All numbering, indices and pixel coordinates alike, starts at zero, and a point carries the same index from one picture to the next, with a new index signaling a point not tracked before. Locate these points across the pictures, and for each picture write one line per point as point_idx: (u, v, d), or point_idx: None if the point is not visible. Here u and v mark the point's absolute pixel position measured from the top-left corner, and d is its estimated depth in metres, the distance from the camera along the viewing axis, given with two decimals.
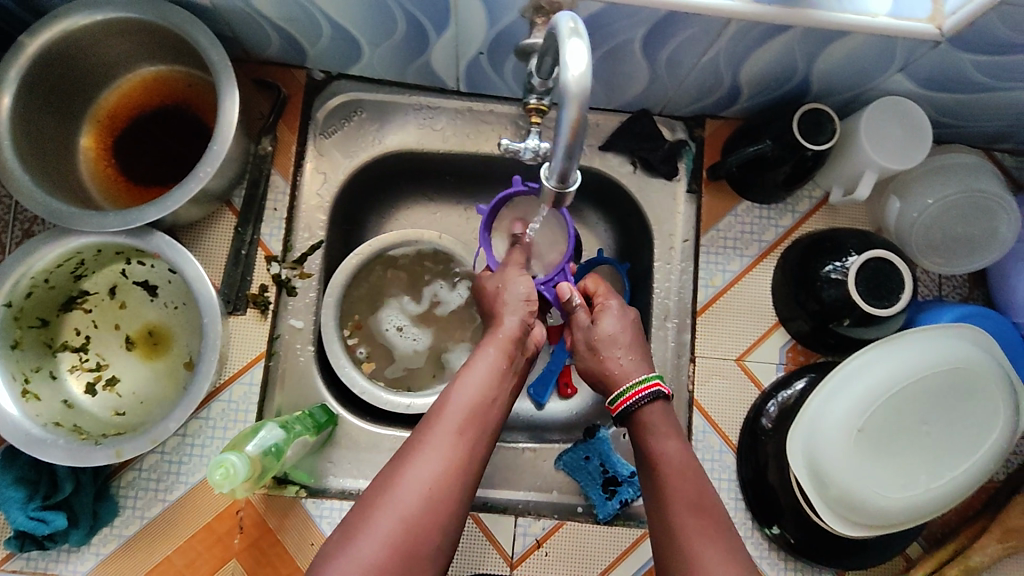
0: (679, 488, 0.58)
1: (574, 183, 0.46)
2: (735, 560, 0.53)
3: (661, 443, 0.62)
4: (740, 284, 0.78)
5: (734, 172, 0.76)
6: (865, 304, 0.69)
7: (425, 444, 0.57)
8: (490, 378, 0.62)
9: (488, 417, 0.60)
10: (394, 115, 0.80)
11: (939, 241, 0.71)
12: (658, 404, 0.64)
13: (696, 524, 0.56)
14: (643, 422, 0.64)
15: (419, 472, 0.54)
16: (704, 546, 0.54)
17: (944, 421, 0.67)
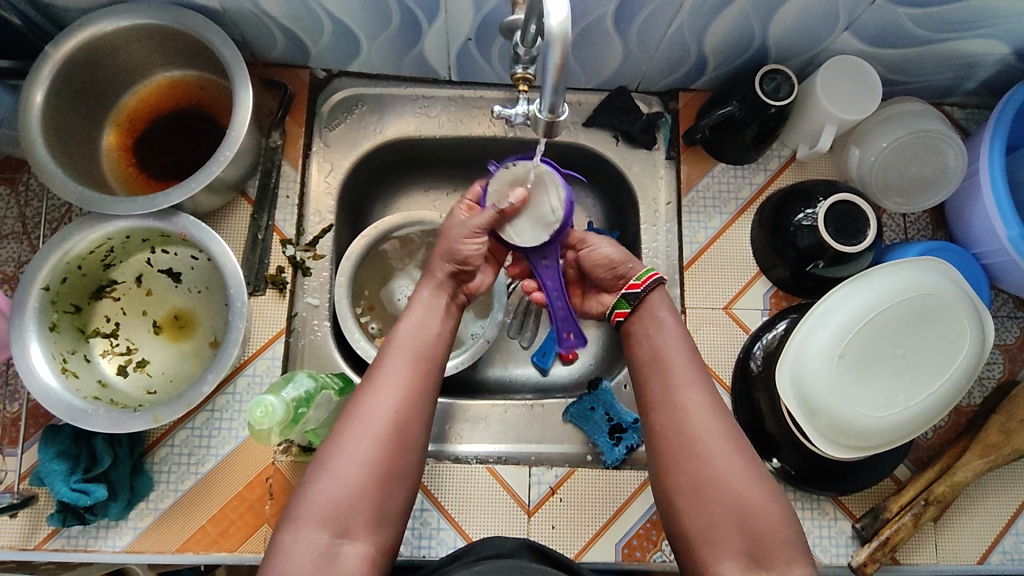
0: (719, 440, 0.61)
1: (563, 113, 0.54)
2: (732, 443, 0.62)
3: (691, 395, 0.64)
4: (722, 239, 0.84)
5: (707, 137, 0.83)
6: (836, 243, 0.75)
7: (381, 381, 0.64)
8: (429, 315, 0.69)
9: (433, 349, 0.68)
10: (392, 106, 0.87)
11: (897, 182, 0.78)
12: (660, 295, 0.70)
13: (698, 413, 0.63)
14: (651, 305, 0.70)
15: (384, 398, 0.62)
16: (713, 440, 0.61)
17: (915, 342, 0.73)
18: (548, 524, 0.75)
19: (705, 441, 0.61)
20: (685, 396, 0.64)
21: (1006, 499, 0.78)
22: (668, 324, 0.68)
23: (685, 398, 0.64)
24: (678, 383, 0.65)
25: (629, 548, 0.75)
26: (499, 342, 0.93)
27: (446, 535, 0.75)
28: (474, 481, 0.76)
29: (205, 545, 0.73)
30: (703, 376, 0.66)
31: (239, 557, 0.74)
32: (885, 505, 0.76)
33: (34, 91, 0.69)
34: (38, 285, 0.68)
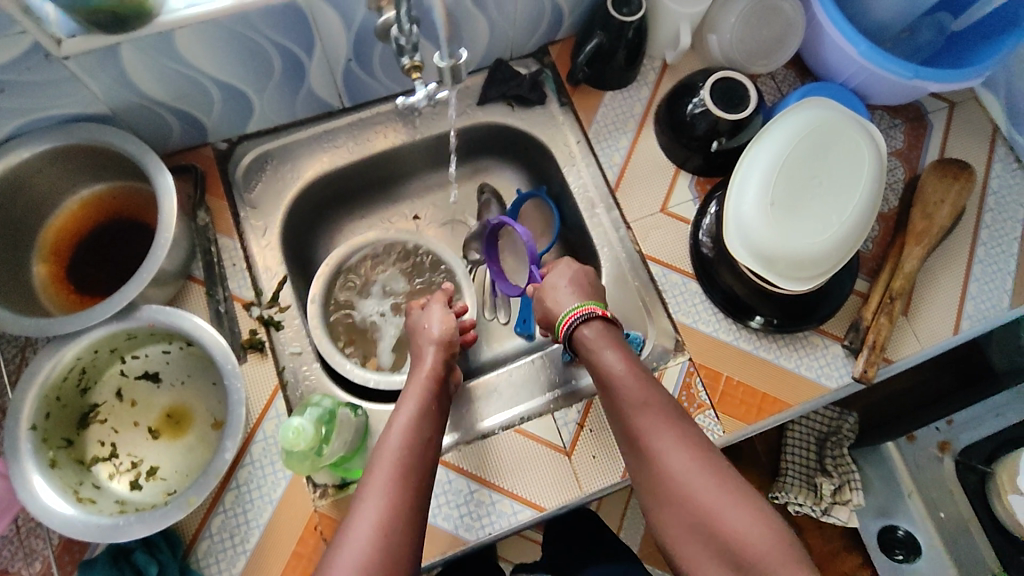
0: (675, 452, 0.61)
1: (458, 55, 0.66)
2: (697, 459, 0.60)
3: (654, 434, 0.62)
4: (635, 154, 0.92)
5: (588, 73, 0.91)
6: (727, 114, 0.83)
7: (370, 484, 0.60)
8: (410, 418, 0.67)
9: (422, 452, 0.64)
10: (301, 150, 0.90)
11: (753, 47, 0.89)
12: (600, 327, 0.71)
13: (665, 446, 0.61)
14: (587, 339, 0.70)
15: (365, 518, 0.57)
16: (684, 468, 0.60)
17: (827, 171, 0.81)
18: (589, 456, 0.78)
19: (663, 456, 0.61)
20: (648, 432, 0.63)
21: (951, 273, 0.88)
22: (610, 358, 0.68)
23: (658, 445, 0.62)
24: (641, 423, 0.63)
25: None
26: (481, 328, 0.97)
27: (502, 505, 0.75)
28: (509, 447, 0.78)
29: None
30: (654, 394, 0.65)
31: None
32: (862, 317, 0.84)
33: None
34: (24, 425, 0.67)
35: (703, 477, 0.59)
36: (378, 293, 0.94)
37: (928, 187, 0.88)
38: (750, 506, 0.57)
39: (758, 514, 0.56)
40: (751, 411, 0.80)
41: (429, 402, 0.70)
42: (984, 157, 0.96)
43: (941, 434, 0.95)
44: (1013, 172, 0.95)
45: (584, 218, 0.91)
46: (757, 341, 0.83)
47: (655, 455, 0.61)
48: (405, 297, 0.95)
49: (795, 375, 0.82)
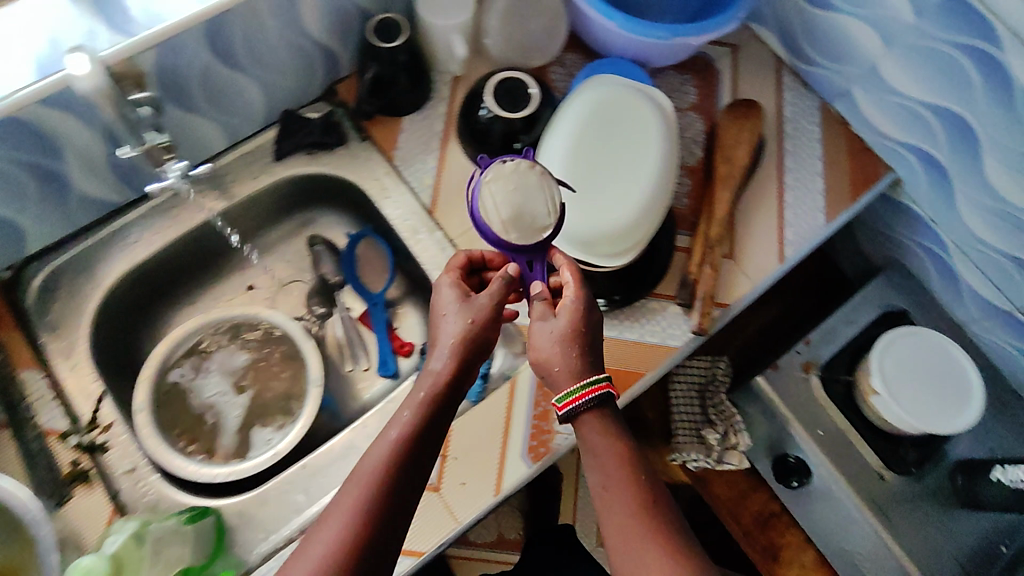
0: (654, 568, 0.57)
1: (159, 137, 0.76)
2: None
3: (619, 494, 0.62)
4: (445, 171, 0.90)
5: (375, 103, 0.90)
6: (512, 113, 0.85)
7: (348, 492, 0.57)
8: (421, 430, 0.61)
9: (407, 490, 0.58)
10: (98, 257, 0.85)
11: (523, 40, 0.92)
12: (587, 422, 0.64)
13: (640, 555, 0.58)
14: (583, 422, 0.64)
15: (301, 569, 0.53)
16: None
17: (617, 144, 0.83)
18: (456, 485, 0.76)
19: (641, 566, 0.58)
20: (632, 535, 0.59)
21: (765, 207, 0.91)
22: (603, 446, 0.63)
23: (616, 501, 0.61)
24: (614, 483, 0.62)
25: (534, 449, 0.77)
26: (343, 380, 0.96)
27: None
28: None
29: None
30: (647, 500, 0.61)
31: None
32: (688, 272, 0.86)
33: None
34: None
35: None
36: (217, 373, 0.90)
37: (725, 135, 0.92)
38: None
39: None
40: None
41: (439, 410, 0.62)
42: (773, 90, 1.00)
43: (802, 355, 0.98)
44: (802, 97, 1.00)
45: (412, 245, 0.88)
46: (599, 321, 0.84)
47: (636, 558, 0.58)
48: (248, 371, 0.91)
49: (642, 344, 0.83)
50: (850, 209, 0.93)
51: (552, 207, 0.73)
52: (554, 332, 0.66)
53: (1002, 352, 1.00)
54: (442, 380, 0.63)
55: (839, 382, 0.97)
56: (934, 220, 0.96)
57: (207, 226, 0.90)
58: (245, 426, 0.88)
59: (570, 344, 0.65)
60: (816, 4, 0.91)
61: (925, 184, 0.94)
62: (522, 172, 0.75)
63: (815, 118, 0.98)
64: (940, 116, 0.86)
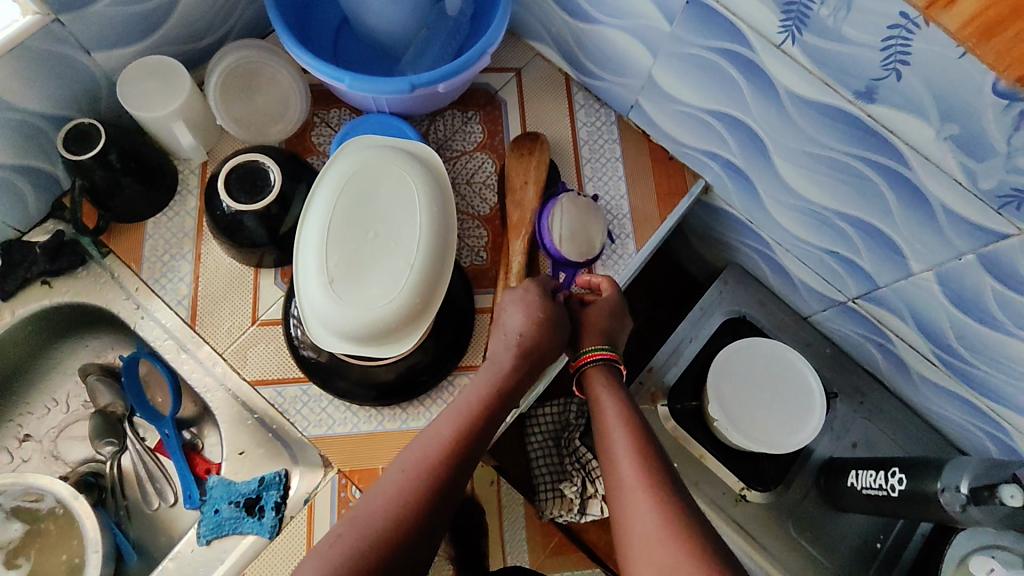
0: (643, 508, 0.57)
1: None
2: (664, 518, 0.56)
3: (625, 455, 0.61)
4: (203, 276, 0.79)
5: (105, 214, 0.79)
6: (256, 205, 0.74)
7: (390, 482, 0.59)
8: (445, 422, 0.63)
9: (435, 484, 0.59)
10: None
11: (263, 111, 0.83)
12: (598, 372, 0.68)
13: (630, 493, 0.59)
14: (591, 383, 0.68)
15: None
16: (645, 521, 0.57)
17: (380, 215, 0.74)
18: None
19: (636, 508, 0.58)
20: (625, 481, 0.60)
21: None
22: (608, 401, 0.66)
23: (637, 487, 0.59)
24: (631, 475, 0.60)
25: None
26: (148, 523, 0.83)
27: None
28: None
29: None
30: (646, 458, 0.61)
31: None
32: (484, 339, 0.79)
33: None
34: None
35: (658, 557, 0.54)
36: None
37: (511, 174, 0.84)
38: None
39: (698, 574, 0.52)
40: None
41: (442, 458, 0.60)
42: (565, 112, 0.92)
43: (648, 386, 0.92)
44: (596, 113, 0.92)
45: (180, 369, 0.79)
46: (402, 414, 0.76)
47: (623, 512, 0.58)
48: (23, 542, 0.79)
49: None
50: (659, 229, 0.87)
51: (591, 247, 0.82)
52: (599, 310, 0.72)
53: (852, 342, 0.93)
54: (448, 434, 0.62)
55: (685, 409, 0.91)
56: (751, 220, 0.89)
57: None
58: None
59: (605, 313, 0.72)
60: (578, 17, 0.83)
61: (733, 188, 0.87)
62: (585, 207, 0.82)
63: (611, 134, 0.91)
64: (722, 121, 0.79)
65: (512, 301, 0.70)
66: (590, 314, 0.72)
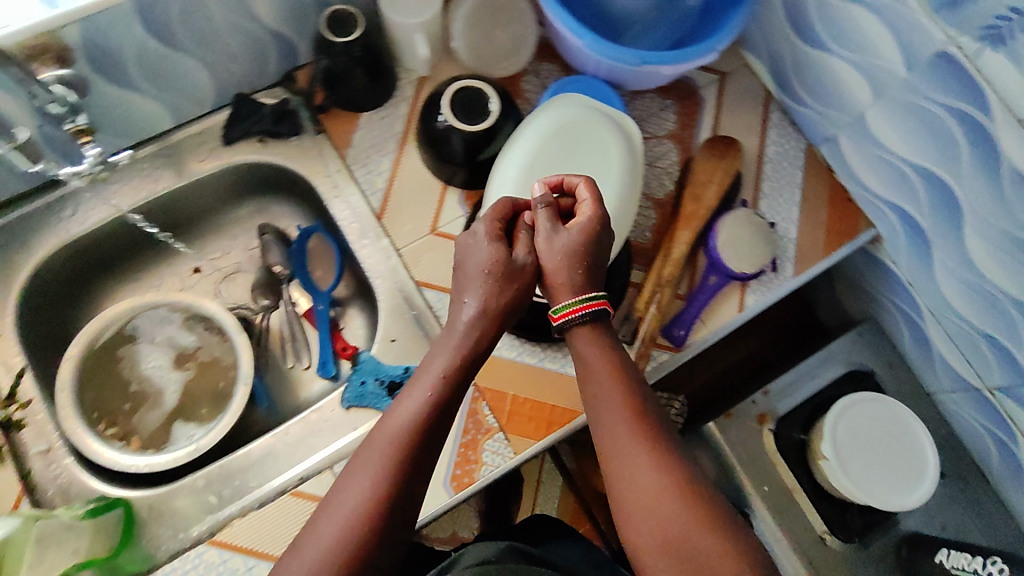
0: (643, 466, 0.58)
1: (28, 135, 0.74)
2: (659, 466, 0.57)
3: (617, 417, 0.61)
4: (399, 176, 0.87)
5: (332, 97, 0.86)
6: (468, 125, 0.81)
7: (360, 465, 0.58)
8: (425, 383, 0.62)
9: (410, 461, 0.58)
10: (30, 227, 0.83)
11: (495, 51, 0.89)
12: (582, 331, 0.65)
13: (636, 452, 0.59)
14: (582, 332, 0.65)
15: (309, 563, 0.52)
16: (645, 475, 0.57)
17: (578, 170, 0.78)
18: None
19: (638, 467, 0.58)
20: (624, 445, 0.59)
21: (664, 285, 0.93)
22: (596, 355, 0.64)
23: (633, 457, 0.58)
24: (625, 443, 0.59)
25: (457, 479, 0.76)
26: (282, 377, 0.92)
27: None
28: (283, 513, 0.73)
29: None
30: (631, 404, 0.61)
31: None
32: (631, 309, 0.82)
33: None
34: None
35: (661, 508, 0.55)
36: (159, 345, 0.85)
37: (698, 170, 0.86)
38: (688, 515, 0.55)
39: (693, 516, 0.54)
40: (540, 427, 0.78)
41: (411, 436, 0.59)
42: (758, 126, 0.94)
43: (759, 406, 0.94)
44: (787, 136, 0.94)
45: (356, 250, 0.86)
46: (541, 353, 0.81)
47: (620, 471, 0.59)
48: (193, 352, 0.85)
49: None
50: (820, 263, 0.89)
51: (757, 259, 0.84)
52: (563, 245, 0.66)
53: (971, 429, 0.93)
54: (430, 399, 0.61)
55: (788, 438, 0.93)
56: (911, 282, 0.90)
57: (115, 224, 0.87)
58: (185, 403, 0.84)
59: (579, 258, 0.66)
60: (808, 41, 0.85)
61: (904, 247, 0.88)
62: (756, 224, 0.85)
63: (797, 160, 0.93)
64: (922, 177, 0.80)
65: (461, 261, 0.68)
66: (545, 244, 0.66)
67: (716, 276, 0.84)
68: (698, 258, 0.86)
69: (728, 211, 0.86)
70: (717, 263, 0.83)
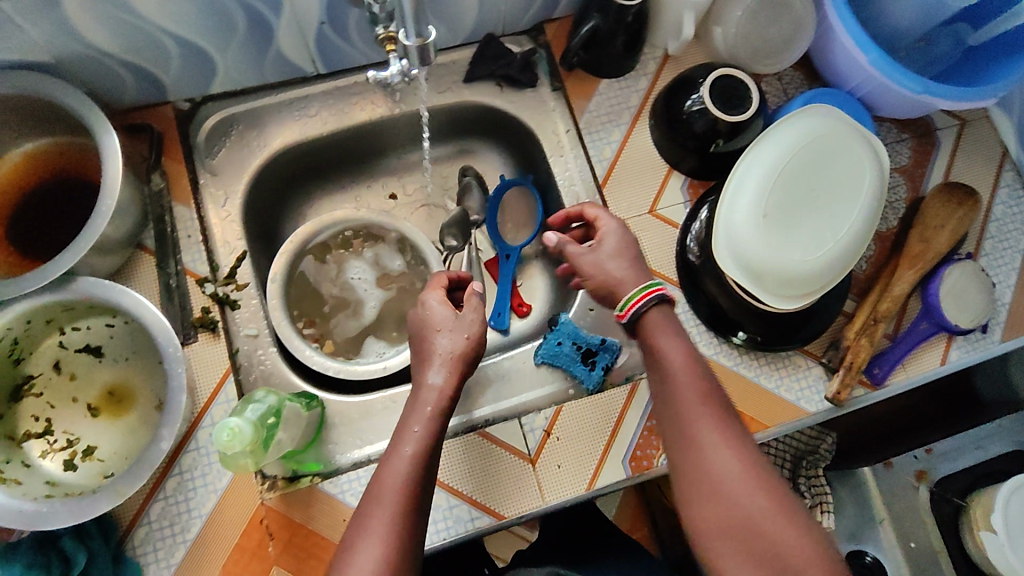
0: (723, 453, 0.56)
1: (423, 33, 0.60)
2: (741, 454, 0.56)
3: (699, 401, 0.59)
4: (627, 149, 0.86)
5: (583, 57, 0.85)
6: (726, 116, 0.78)
7: (376, 509, 0.57)
8: (413, 419, 0.63)
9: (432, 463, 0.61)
10: (270, 117, 0.84)
11: (759, 46, 0.82)
12: (653, 314, 0.64)
13: (714, 441, 0.57)
14: (651, 323, 0.64)
15: (369, 546, 0.54)
16: (727, 464, 0.55)
17: (824, 185, 0.77)
18: (553, 465, 0.76)
19: (711, 455, 0.56)
20: (702, 433, 0.57)
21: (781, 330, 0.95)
22: (670, 347, 0.62)
23: (711, 441, 0.57)
24: (700, 431, 0.57)
25: (636, 460, 0.76)
26: None
27: (460, 509, 0.73)
28: (469, 449, 0.76)
29: None
30: (711, 396, 0.59)
31: None
32: (838, 337, 0.81)
33: None
34: None
35: (748, 487, 0.54)
36: (368, 261, 0.89)
37: (930, 212, 0.84)
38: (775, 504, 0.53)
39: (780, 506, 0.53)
40: None
41: (427, 446, 0.61)
42: (991, 182, 0.90)
43: (918, 462, 0.94)
44: (1020, 198, 0.90)
45: None
46: (738, 357, 0.81)
47: (695, 461, 0.57)
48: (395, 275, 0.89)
49: (775, 396, 0.80)
50: None
51: (975, 316, 0.82)
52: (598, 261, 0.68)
53: None
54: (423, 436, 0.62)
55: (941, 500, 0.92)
56: None
57: (361, 131, 0.88)
58: (379, 321, 0.87)
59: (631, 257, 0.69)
60: None
61: None
62: (980, 281, 0.82)
63: None
64: None
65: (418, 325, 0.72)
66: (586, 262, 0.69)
67: (928, 325, 0.82)
68: (910, 303, 0.84)
69: (953, 259, 0.83)
70: (933, 312, 0.81)
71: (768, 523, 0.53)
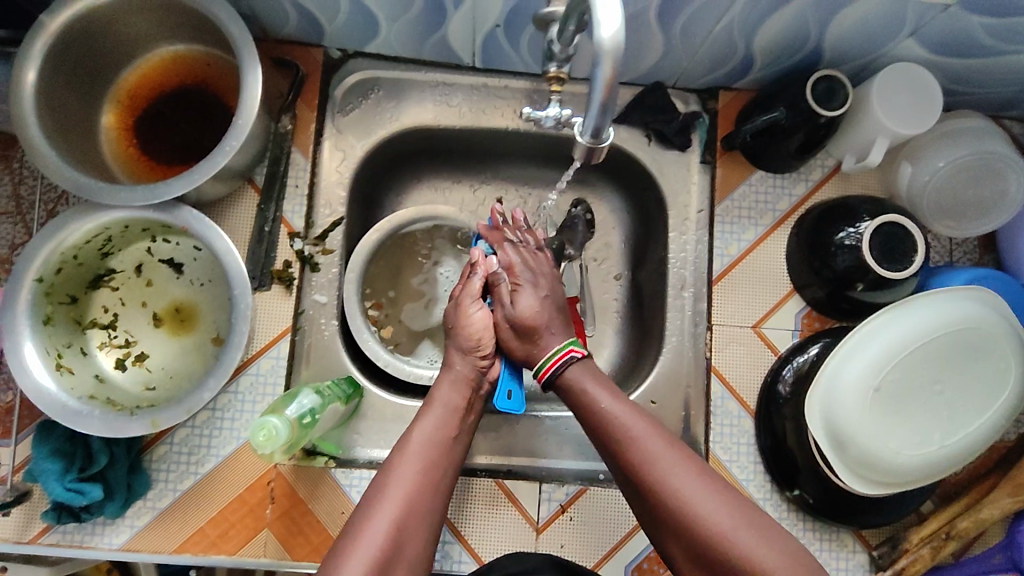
0: (682, 479, 0.56)
1: (606, 137, 0.50)
2: (705, 483, 0.56)
3: (650, 437, 0.58)
4: (756, 253, 0.80)
5: (747, 142, 0.78)
6: (878, 267, 0.70)
7: (394, 482, 0.58)
8: (438, 411, 0.64)
9: (449, 455, 0.63)
10: (411, 92, 0.82)
11: (950, 204, 0.73)
12: (579, 365, 0.65)
13: (665, 473, 0.56)
14: (570, 380, 0.64)
15: (382, 518, 0.56)
16: (686, 491, 0.55)
17: (955, 380, 0.69)
18: (556, 541, 0.74)
19: (670, 483, 0.56)
20: (656, 466, 0.57)
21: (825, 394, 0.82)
22: (600, 396, 0.62)
23: (660, 468, 0.56)
24: (651, 459, 0.57)
25: (639, 571, 0.73)
26: None
27: (451, 549, 0.73)
28: (483, 496, 0.74)
29: (205, 547, 0.71)
30: (666, 436, 0.59)
31: (238, 561, 0.72)
32: (899, 535, 0.74)
33: (27, 66, 0.64)
34: (31, 276, 0.65)
35: (718, 514, 0.54)
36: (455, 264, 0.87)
37: None
38: (760, 531, 0.53)
39: (771, 539, 0.53)
40: None
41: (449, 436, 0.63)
42: None
43: None
44: None
45: (667, 295, 0.81)
46: (786, 511, 0.75)
47: (663, 497, 0.56)
48: None
49: None
50: None
51: None
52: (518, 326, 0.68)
53: None
54: (448, 424, 0.64)
55: None
56: None
57: (494, 136, 0.84)
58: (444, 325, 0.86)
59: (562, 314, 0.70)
60: None
61: None
62: None
63: None
64: None
65: (454, 318, 0.71)
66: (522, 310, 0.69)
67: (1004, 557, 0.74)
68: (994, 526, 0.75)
69: None
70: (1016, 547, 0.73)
71: (764, 556, 0.52)
